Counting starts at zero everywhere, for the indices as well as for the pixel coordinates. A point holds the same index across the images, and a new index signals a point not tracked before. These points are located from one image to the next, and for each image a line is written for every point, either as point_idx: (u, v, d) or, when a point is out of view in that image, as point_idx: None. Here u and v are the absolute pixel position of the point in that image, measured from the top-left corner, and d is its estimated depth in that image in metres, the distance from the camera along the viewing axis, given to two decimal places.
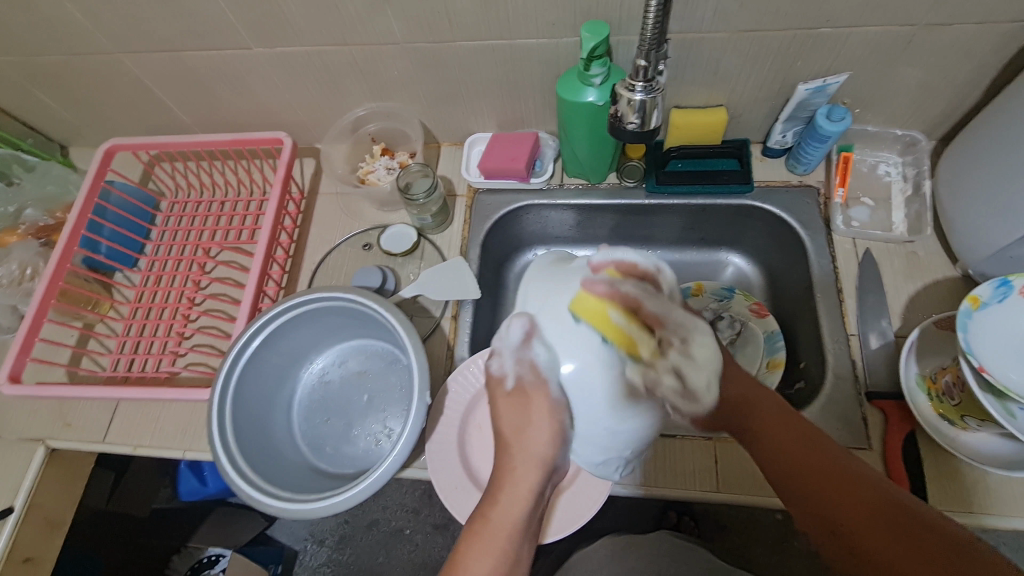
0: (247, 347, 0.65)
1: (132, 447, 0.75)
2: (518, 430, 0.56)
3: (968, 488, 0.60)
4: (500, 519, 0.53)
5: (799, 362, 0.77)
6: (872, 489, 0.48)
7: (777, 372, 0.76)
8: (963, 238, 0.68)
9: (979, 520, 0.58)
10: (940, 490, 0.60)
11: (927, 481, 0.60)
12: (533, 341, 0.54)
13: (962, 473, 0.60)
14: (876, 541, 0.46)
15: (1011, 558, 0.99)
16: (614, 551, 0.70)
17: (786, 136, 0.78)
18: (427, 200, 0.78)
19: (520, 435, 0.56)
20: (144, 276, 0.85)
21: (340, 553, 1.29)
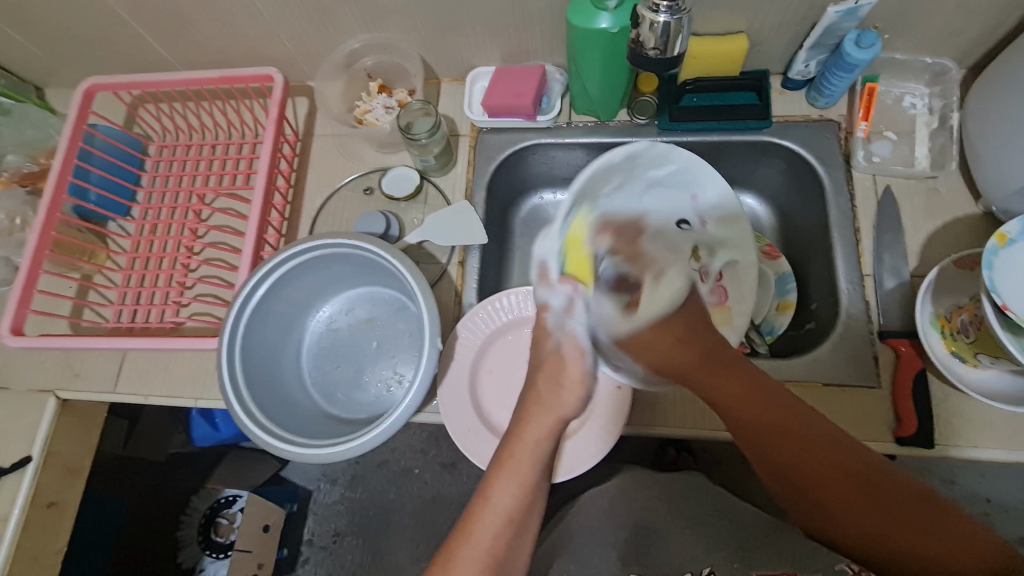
0: (252, 295, 0.64)
1: (144, 396, 0.76)
2: (551, 387, 0.56)
3: (974, 423, 0.61)
4: (510, 455, 0.54)
5: (810, 304, 0.76)
6: (845, 455, 0.50)
7: (787, 314, 0.77)
8: (988, 174, 0.65)
9: (981, 454, 0.60)
10: (947, 426, 0.61)
11: (936, 418, 0.61)
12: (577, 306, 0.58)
13: (967, 410, 0.61)
14: (828, 490, 0.49)
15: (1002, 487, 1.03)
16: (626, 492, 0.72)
17: (809, 66, 0.73)
18: (430, 140, 0.74)
19: (552, 392, 0.56)
20: (139, 225, 0.83)
21: (353, 491, 1.34)
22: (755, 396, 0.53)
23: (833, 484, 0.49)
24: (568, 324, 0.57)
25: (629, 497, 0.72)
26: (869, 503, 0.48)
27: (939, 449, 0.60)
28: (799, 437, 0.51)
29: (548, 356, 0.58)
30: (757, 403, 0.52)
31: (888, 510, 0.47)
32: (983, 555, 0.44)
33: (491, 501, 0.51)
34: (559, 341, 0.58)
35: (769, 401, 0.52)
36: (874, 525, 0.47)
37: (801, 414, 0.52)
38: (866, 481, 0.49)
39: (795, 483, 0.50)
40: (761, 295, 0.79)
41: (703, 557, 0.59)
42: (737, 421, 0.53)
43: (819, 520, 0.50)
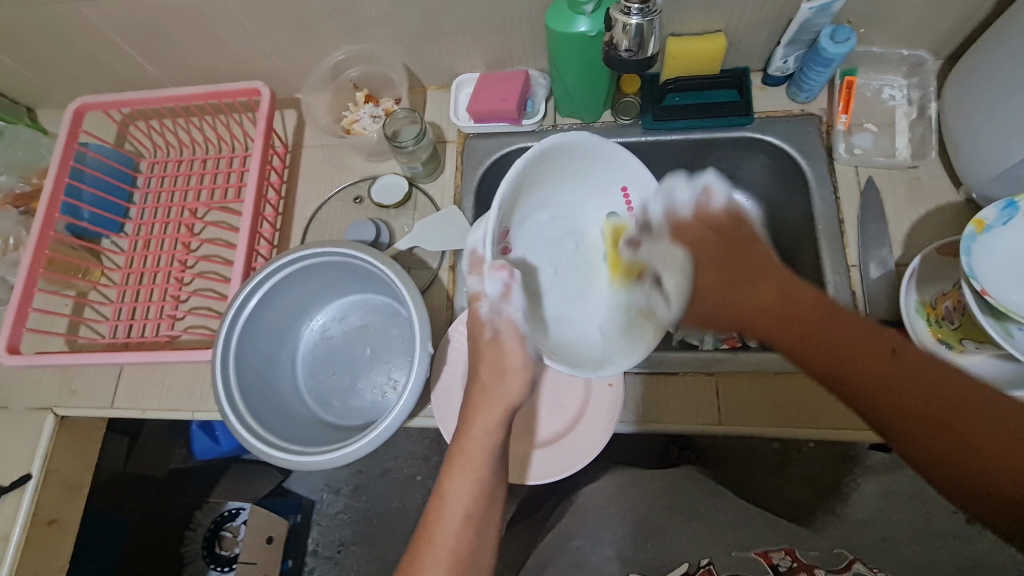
0: (244, 306, 0.64)
1: (141, 410, 0.76)
2: (495, 375, 0.57)
3: None
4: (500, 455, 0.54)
5: None
6: (869, 335, 0.48)
7: None
8: (967, 161, 0.66)
9: None
10: None
11: None
12: (512, 294, 0.58)
13: None
14: (854, 375, 0.47)
15: None
16: (624, 486, 0.72)
17: (787, 61, 0.74)
18: (416, 147, 0.75)
19: (498, 378, 0.57)
20: (132, 241, 0.83)
21: (357, 500, 1.34)
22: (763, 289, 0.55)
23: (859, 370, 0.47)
24: (504, 310, 0.58)
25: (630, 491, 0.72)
26: (878, 386, 0.45)
27: None
28: (841, 349, 0.48)
29: (486, 348, 0.58)
30: (764, 293, 0.55)
31: (968, 435, 0.41)
32: (1004, 449, 0.40)
33: (484, 499, 0.52)
34: (497, 327, 0.58)
35: (784, 291, 0.54)
36: (887, 410, 0.45)
37: (812, 300, 0.52)
38: (890, 359, 0.46)
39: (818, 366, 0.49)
40: None
41: (702, 546, 0.61)
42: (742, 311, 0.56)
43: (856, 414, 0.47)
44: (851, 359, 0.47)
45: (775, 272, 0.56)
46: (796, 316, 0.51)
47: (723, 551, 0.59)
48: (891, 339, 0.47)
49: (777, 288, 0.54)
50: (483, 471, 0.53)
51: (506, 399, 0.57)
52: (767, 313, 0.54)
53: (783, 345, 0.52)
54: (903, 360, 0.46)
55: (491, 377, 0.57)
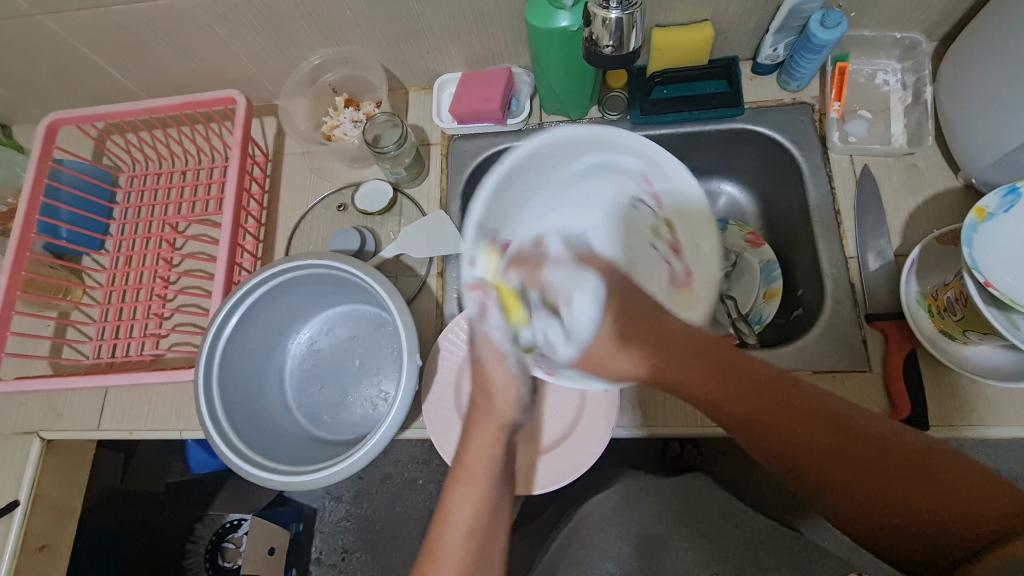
0: (226, 324, 0.62)
1: (129, 431, 0.74)
2: (485, 395, 0.56)
3: (969, 402, 0.60)
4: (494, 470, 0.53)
5: (797, 290, 0.75)
6: (826, 409, 0.47)
7: (773, 302, 0.76)
8: (965, 146, 0.64)
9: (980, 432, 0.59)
10: (941, 407, 0.60)
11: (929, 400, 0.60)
12: (488, 314, 0.54)
13: (962, 388, 0.60)
14: (841, 476, 0.45)
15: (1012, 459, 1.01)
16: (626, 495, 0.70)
17: (777, 49, 0.72)
18: (399, 151, 0.73)
19: (487, 399, 0.56)
20: (113, 258, 0.81)
21: (358, 507, 1.33)
22: (697, 379, 0.50)
23: (824, 446, 0.46)
24: (482, 331, 0.54)
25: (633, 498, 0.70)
26: (872, 481, 0.44)
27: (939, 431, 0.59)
28: (768, 411, 0.47)
29: (474, 369, 0.57)
30: (712, 379, 0.50)
31: (891, 479, 0.44)
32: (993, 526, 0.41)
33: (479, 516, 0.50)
34: (481, 351, 0.56)
35: (743, 382, 0.49)
36: (859, 499, 0.45)
37: (764, 371, 0.50)
38: (871, 451, 0.45)
39: (783, 449, 0.47)
40: (747, 285, 0.79)
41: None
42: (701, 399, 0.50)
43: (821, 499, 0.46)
44: (819, 457, 0.46)
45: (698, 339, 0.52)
46: (762, 418, 0.47)
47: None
48: (825, 401, 0.48)
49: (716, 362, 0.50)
50: (477, 487, 0.51)
51: (499, 411, 0.55)
52: (710, 383, 0.50)
53: (739, 419, 0.49)
54: (809, 400, 0.48)
55: (483, 390, 0.56)
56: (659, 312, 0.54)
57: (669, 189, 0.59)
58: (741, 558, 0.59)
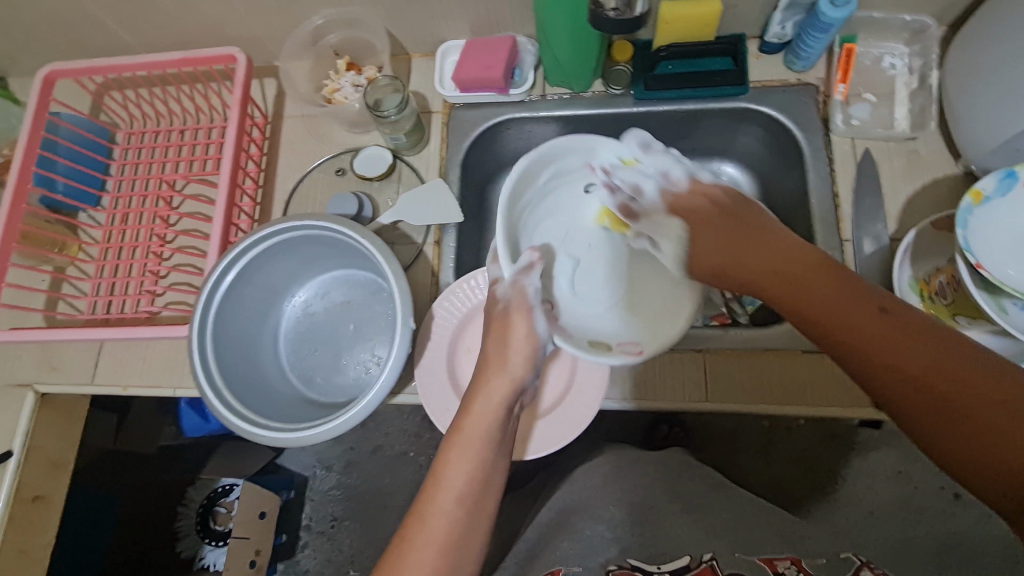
0: (222, 280, 0.63)
1: (123, 387, 0.75)
2: (497, 359, 0.59)
3: None
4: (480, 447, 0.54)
5: None
6: (977, 367, 0.41)
7: None
8: (967, 132, 0.64)
9: None
10: None
11: None
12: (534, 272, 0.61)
13: None
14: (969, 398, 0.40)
15: None
16: (614, 470, 0.71)
17: (785, 27, 0.71)
18: (400, 117, 0.72)
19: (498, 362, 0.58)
20: (109, 215, 0.81)
21: (349, 476, 1.34)
22: (855, 318, 0.46)
23: (961, 394, 0.40)
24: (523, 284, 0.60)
25: (628, 463, 0.72)
26: (989, 428, 0.39)
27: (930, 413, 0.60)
28: (930, 366, 0.42)
29: (498, 318, 0.61)
30: (851, 304, 0.46)
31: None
32: None
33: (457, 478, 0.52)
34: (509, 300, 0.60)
35: (916, 342, 0.43)
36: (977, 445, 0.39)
37: (925, 325, 0.44)
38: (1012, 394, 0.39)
39: (924, 378, 0.42)
40: None
41: (704, 543, 0.58)
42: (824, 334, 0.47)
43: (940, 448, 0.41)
44: (968, 410, 0.40)
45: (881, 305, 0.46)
46: (897, 364, 0.43)
47: (727, 551, 0.57)
48: (998, 372, 0.40)
49: (902, 325, 0.44)
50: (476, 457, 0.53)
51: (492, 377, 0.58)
52: (856, 329, 0.45)
53: (882, 377, 0.44)
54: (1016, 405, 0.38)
55: (499, 357, 0.58)
56: (767, 234, 0.56)
57: (595, 156, 0.65)
58: (734, 526, 0.61)
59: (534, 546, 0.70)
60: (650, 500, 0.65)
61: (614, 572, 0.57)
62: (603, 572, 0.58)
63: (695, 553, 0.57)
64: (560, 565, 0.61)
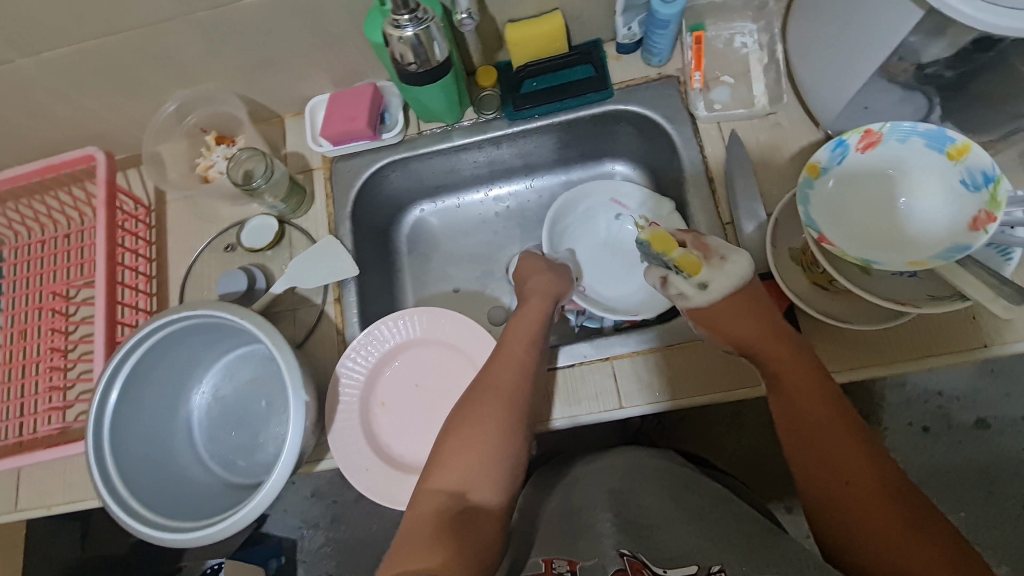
0: (108, 398, 0.60)
1: (47, 507, 0.73)
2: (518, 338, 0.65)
3: (953, 327, 0.59)
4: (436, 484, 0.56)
5: None
6: (878, 474, 0.50)
7: None
8: (818, 98, 0.66)
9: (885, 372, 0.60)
10: (938, 332, 0.59)
11: (924, 330, 0.60)
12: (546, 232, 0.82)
13: (852, 337, 0.61)
14: (864, 508, 0.49)
15: (945, 393, 1.04)
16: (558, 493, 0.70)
17: (632, 28, 0.72)
18: (267, 185, 0.71)
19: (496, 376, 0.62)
20: (7, 335, 0.79)
21: (336, 530, 1.31)
22: (810, 403, 0.55)
23: (861, 495, 0.50)
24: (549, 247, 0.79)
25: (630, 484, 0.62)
26: (869, 513, 0.48)
27: (956, 354, 0.59)
28: (842, 464, 0.51)
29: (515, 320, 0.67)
30: (812, 391, 0.55)
31: (897, 545, 0.46)
32: None
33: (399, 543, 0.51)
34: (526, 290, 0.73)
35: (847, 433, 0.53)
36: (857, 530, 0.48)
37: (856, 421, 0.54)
38: (898, 501, 0.48)
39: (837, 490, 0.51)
40: None
41: (713, 549, 0.50)
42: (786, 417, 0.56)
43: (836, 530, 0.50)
44: (853, 488, 0.50)
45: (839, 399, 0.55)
46: (825, 457, 0.52)
47: (739, 560, 0.48)
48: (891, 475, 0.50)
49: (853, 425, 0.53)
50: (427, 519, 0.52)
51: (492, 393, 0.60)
52: (810, 412, 0.54)
53: (813, 468, 0.53)
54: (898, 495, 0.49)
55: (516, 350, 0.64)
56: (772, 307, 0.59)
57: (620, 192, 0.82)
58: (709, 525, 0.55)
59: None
60: (642, 515, 0.55)
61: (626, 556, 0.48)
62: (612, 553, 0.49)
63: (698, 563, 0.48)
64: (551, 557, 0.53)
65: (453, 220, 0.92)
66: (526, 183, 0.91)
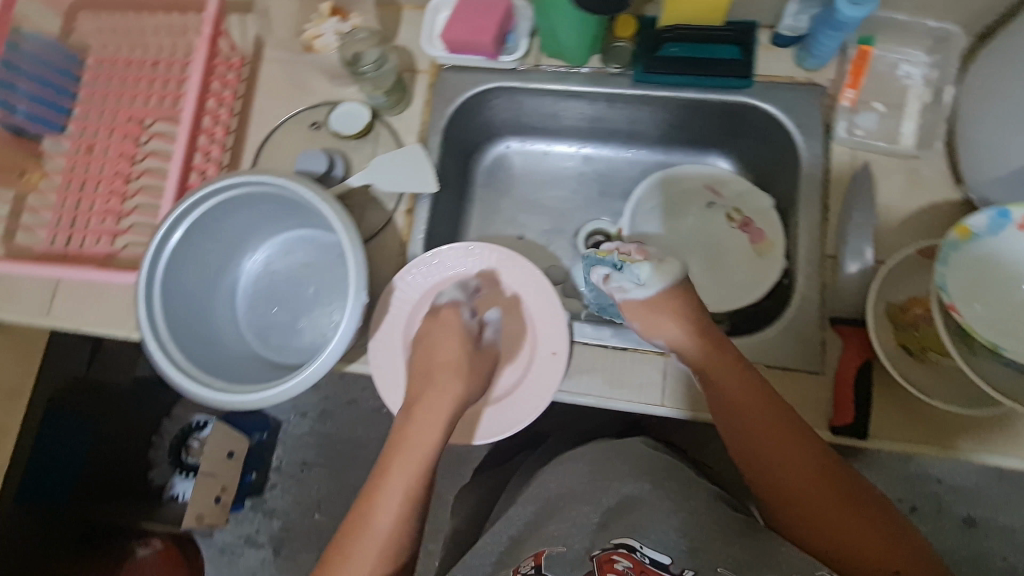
0: (169, 239, 0.60)
1: (77, 324, 0.74)
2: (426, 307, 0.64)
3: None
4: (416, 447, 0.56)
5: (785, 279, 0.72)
6: (826, 466, 0.53)
7: (761, 286, 0.72)
8: (974, 155, 0.61)
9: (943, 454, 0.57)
10: (1010, 432, 0.56)
11: (996, 426, 0.57)
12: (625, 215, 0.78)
13: (921, 409, 0.58)
14: (816, 500, 0.51)
15: (954, 484, 1.03)
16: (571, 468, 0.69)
17: (799, 21, 0.67)
18: (377, 75, 0.70)
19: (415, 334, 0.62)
20: (74, 145, 0.78)
21: (322, 424, 1.33)
22: (757, 409, 0.56)
23: (813, 493, 0.52)
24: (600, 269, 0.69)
25: (606, 469, 0.66)
26: (824, 504, 0.51)
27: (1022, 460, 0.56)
28: (791, 464, 0.53)
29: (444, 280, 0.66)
30: (754, 395, 0.57)
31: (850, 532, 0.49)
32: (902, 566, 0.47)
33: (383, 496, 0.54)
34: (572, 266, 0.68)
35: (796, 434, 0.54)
36: (818, 525, 0.50)
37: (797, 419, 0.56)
38: (845, 490, 0.52)
39: (795, 489, 0.52)
40: (729, 269, 0.75)
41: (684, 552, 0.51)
42: (731, 421, 0.57)
43: (795, 526, 0.52)
44: (804, 484, 0.52)
45: (786, 411, 0.56)
46: (779, 458, 0.54)
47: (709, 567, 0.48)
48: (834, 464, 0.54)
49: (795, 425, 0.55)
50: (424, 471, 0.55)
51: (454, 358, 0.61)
52: (755, 417, 0.56)
53: (766, 471, 0.54)
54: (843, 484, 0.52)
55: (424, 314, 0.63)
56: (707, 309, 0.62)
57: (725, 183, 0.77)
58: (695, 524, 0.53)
59: (516, 539, 0.66)
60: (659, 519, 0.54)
61: (597, 555, 0.53)
62: (585, 556, 0.54)
63: (678, 559, 0.50)
64: (543, 546, 0.58)
65: (537, 166, 0.88)
66: (622, 151, 0.87)
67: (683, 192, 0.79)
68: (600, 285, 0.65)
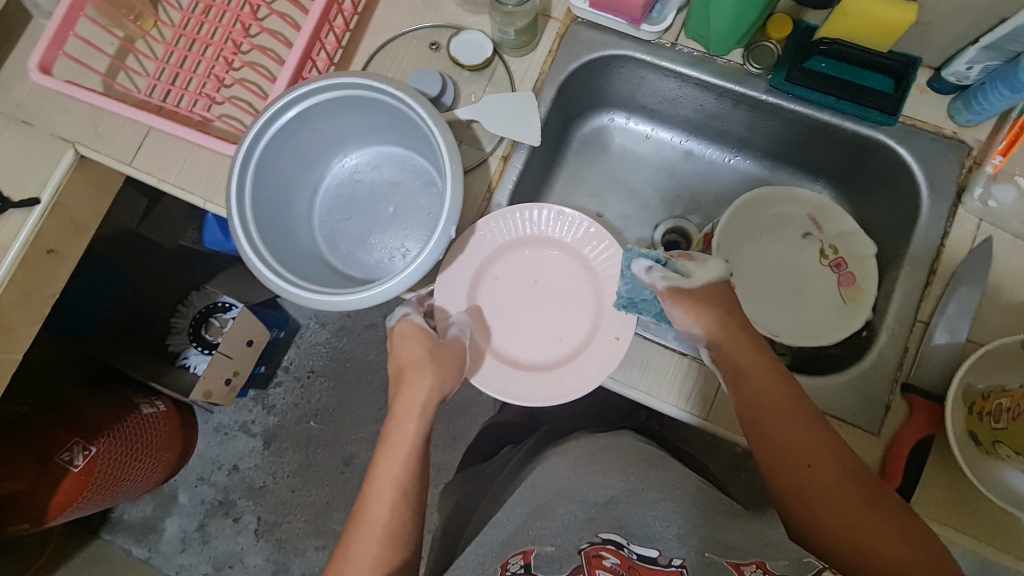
0: (281, 115, 0.59)
1: (157, 179, 0.75)
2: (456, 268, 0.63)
3: None
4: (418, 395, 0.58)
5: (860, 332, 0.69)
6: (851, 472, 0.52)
7: (836, 330, 0.69)
8: None
9: (975, 547, 0.56)
10: None
11: None
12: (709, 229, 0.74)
13: (967, 497, 0.57)
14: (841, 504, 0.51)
15: None
16: (591, 453, 0.69)
17: (970, 70, 0.62)
18: (517, 10, 0.65)
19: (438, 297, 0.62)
20: (193, 1, 0.76)
21: (338, 339, 1.34)
22: (780, 414, 0.55)
23: (835, 499, 0.51)
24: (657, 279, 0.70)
25: (609, 456, 0.67)
26: (850, 509, 0.51)
27: None
28: (814, 470, 0.53)
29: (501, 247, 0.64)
30: (779, 399, 0.56)
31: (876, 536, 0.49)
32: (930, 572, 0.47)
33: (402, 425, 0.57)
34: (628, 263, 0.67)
35: (820, 443, 0.54)
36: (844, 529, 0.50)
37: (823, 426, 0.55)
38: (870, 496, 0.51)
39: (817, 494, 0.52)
40: (806, 305, 0.72)
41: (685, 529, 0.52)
42: (753, 424, 0.56)
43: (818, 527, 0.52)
44: (828, 490, 0.52)
45: (812, 417, 0.55)
46: (802, 464, 0.53)
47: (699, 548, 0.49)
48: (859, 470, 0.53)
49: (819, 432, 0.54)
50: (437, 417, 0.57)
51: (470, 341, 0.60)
52: (779, 423, 0.55)
53: (787, 476, 0.54)
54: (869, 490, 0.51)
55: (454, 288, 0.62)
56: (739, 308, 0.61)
57: (828, 219, 0.73)
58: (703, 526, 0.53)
59: (516, 516, 0.64)
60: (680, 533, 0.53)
61: (586, 549, 0.51)
62: (573, 551, 0.52)
63: (667, 550, 0.50)
64: (533, 545, 0.55)
65: (635, 148, 0.85)
66: (726, 156, 0.83)
67: (780, 216, 0.74)
68: (640, 278, 0.62)
